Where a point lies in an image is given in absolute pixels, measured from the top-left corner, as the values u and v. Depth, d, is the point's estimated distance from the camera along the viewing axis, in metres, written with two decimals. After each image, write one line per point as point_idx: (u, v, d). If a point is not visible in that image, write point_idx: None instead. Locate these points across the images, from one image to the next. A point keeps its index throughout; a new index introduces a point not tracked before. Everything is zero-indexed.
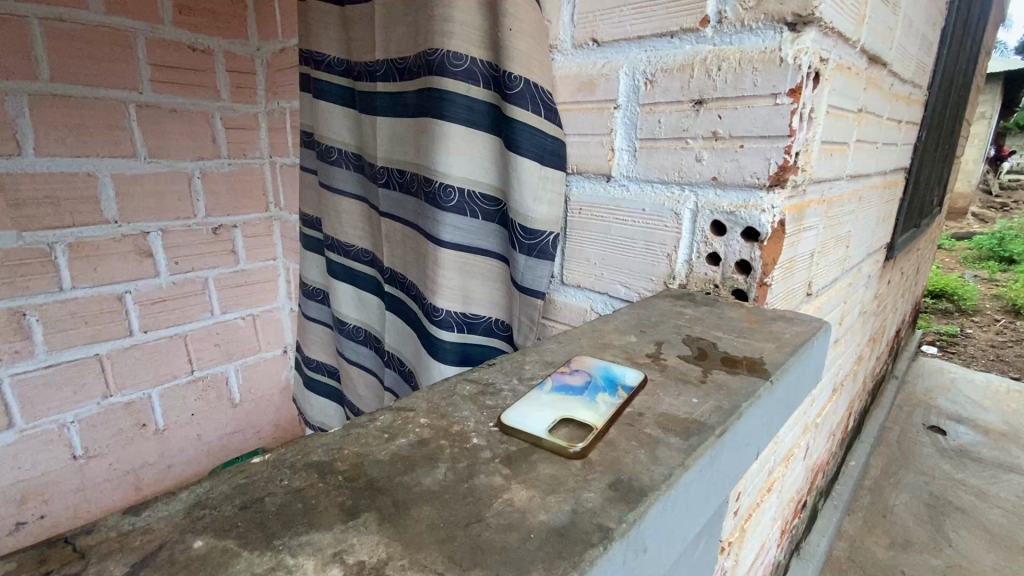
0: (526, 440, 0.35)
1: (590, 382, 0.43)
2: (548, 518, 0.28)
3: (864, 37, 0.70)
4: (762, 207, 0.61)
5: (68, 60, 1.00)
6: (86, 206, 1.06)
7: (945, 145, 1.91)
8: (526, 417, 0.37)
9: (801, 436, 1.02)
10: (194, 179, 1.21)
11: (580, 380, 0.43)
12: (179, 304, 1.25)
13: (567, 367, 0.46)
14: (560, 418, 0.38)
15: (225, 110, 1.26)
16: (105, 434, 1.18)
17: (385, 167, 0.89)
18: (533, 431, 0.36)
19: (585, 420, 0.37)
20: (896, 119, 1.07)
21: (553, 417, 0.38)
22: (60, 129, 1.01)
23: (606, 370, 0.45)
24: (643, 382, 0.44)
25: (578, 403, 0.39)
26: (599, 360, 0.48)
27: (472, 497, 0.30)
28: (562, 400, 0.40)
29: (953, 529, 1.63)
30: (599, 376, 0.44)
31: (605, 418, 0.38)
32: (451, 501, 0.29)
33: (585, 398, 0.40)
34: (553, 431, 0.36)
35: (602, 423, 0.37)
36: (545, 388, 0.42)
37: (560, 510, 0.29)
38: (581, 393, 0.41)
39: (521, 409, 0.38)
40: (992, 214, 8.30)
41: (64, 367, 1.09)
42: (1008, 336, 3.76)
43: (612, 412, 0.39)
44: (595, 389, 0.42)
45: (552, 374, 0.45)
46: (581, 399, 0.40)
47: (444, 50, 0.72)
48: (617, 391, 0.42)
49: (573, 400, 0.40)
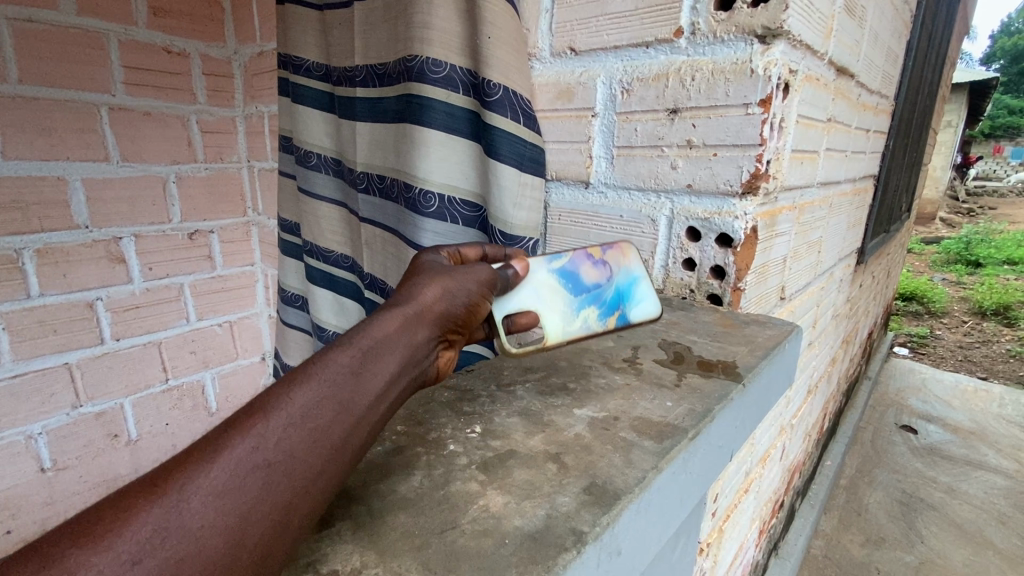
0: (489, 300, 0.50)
1: (597, 287, 0.54)
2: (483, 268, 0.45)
3: (832, 49, 0.73)
4: (735, 214, 0.63)
5: (35, 61, 0.92)
6: (56, 211, 0.98)
7: (913, 152, 1.97)
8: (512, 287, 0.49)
9: (776, 437, 1.05)
10: (170, 184, 1.14)
11: (593, 278, 0.54)
12: (153, 312, 1.16)
13: (597, 259, 0.56)
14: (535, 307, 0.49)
15: (201, 113, 1.18)
16: (76, 446, 1.10)
17: (365, 172, 0.88)
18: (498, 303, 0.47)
19: (549, 325, 0.49)
20: (865, 128, 1.10)
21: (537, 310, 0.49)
22: (28, 132, 0.93)
23: (617, 288, 0.56)
24: (645, 320, 0.57)
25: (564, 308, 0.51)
26: (637, 266, 0.59)
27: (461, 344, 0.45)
28: (556, 291, 0.51)
29: (925, 526, 1.68)
30: (612, 286, 0.55)
31: (561, 335, 0.51)
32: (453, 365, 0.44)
33: (574, 306, 0.52)
34: (519, 313, 0.48)
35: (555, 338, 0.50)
36: (559, 265, 0.52)
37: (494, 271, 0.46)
38: (576, 295, 0.52)
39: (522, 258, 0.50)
40: (959, 218, 8.58)
41: (30, 378, 1.01)
42: (976, 338, 3.88)
43: (575, 336, 0.51)
44: (591, 298, 0.53)
45: (584, 259, 0.55)
46: (569, 303, 0.51)
47: (424, 57, 0.71)
48: (609, 316, 0.54)
49: (565, 298, 0.52)
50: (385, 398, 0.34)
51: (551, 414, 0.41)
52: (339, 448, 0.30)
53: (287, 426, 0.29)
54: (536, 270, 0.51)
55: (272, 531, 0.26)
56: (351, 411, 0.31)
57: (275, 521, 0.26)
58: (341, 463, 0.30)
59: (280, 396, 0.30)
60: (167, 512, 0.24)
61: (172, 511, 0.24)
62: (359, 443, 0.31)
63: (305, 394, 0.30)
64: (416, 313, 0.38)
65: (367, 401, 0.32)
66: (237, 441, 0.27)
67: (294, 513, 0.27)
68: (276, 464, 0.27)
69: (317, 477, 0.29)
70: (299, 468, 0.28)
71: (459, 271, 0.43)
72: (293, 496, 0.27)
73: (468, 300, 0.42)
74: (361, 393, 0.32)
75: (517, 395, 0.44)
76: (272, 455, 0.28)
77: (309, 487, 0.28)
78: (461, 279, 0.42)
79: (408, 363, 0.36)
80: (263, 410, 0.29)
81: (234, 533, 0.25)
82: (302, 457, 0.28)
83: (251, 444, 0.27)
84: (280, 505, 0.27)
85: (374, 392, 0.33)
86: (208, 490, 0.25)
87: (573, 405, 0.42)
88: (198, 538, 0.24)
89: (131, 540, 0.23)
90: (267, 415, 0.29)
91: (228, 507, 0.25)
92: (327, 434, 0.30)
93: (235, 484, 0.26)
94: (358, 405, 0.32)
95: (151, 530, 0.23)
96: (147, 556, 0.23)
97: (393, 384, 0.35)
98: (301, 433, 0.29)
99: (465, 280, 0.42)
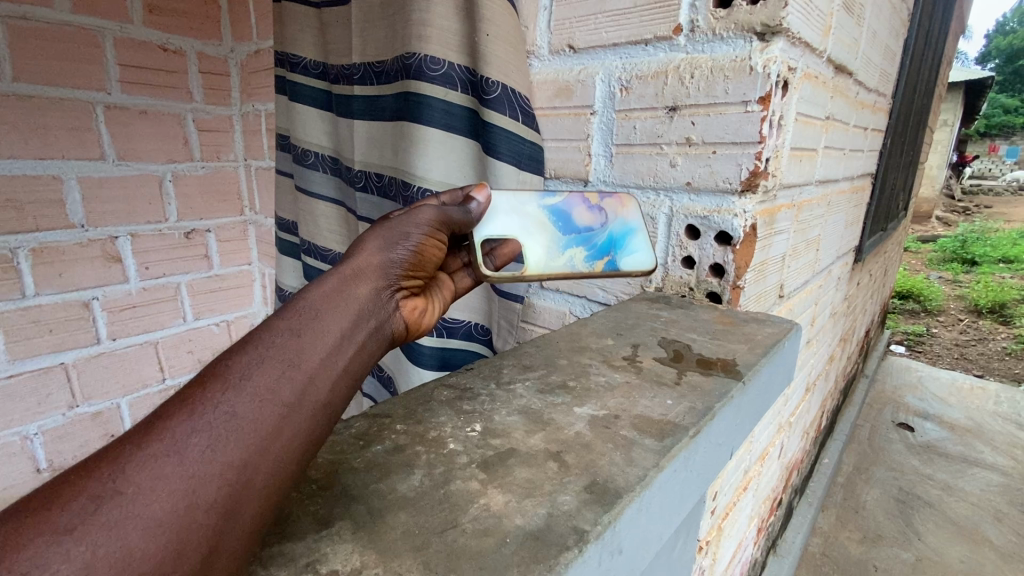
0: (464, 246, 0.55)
1: (588, 230, 0.57)
2: (427, 212, 0.46)
3: (830, 47, 0.73)
4: (735, 211, 0.63)
5: (29, 59, 0.90)
6: (52, 210, 0.96)
7: (910, 150, 1.97)
8: (500, 216, 0.53)
9: (775, 435, 1.05)
10: (165, 183, 1.10)
11: (587, 222, 0.58)
12: (149, 311, 1.13)
13: (592, 204, 0.59)
14: (520, 237, 0.54)
15: (198, 112, 1.14)
16: (72, 447, 1.08)
17: (362, 171, 0.87)
18: (481, 230, 0.52)
19: (532, 255, 0.53)
20: (863, 126, 1.11)
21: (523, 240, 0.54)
22: (23, 131, 0.91)
23: (609, 234, 0.59)
24: (637, 272, 0.59)
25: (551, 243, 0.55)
26: (635, 219, 0.61)
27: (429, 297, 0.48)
28: (545, 226, 0.55)
29: (921, 523, 1.69)
30: (606, 232, 0.59)
31: (547, 266, 0.54)
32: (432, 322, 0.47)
33: (562, 242, 0.55)
34: (502, 241, 0.53)
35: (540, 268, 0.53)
36: (552, 203, 0.57)
37: (441, 213, 0.47)
38: (565, 234, 0.56)
39: (484, 184, 0.52)
40: (955, 217, 8.61)
41: (26, 377, 0.98)
42: (971, 336, 3.90)
43: (557, 271, 0.54)
44: (580, 240, 0.57)
45: (578, 202, 0.58)
46: (556, 240, 0.55)
47: (422, 54, 0.71)
48: (597, 259, 0.57)
49: (554, 234, 0.56)
50: (342, 352, 0.34)
51: (552, 412, 0.41)
52: (293, 405, 0.30)
53: (231, 390, 0.29)
54: (527, 204, 0.55)
55: (226, 492, 0.26)
56: (301, 365, 0.31)
57: (229, 479, 0.26)
58: (297, 421, 0.30)
59: (224, 364, 0.30)
60: (108, 480, 0.24)
61: (113, 479, 0.24)
62: (316, 399, 0.31)
63: (249, 357, 0.31)
64: (359, 267, 0.39)
65: (317, 357, 0.32)
66: (179, 410, 0.27)
67: (250, 473, 0.27)
68: (225, 425, 0.28)
69: (272, 436, 0.29)
70: (250, 428, 0.28)
71: (399, 221, 0.44)
72: (248, 454, 0.27)
73: (415, 246, 0.44)
74: (309, 349, 0.32)
75: (517, 394, 0.44)
76: (217, 417, 0.28)
77: (264, 445, 0.28)
78: (402, 228, 0.44)
79: (359, 316, 0.37)
80: (210, 378, 0.29)
81: (183, 495, 0.25)
82: (253, 417, 0.28)
83: (193, 411, 0.27)
84: (235, 464, 0.27)
85: (326, 347, 0.33)
86: (150, 456, 0.25)
87: (573, 403, 0.42)
88: (141, 502, 0.24)
89: (70, 509, 0.23)
90: (211, 382, 0.29)
91: (173, 469, 0.25)
92: (277, 392, 0.30)
93: (178, 447, 0.26)
94: (308, 360, 0.32)
95: (87, 498, 0.24)
96: (88, 523, 0.23)
97: (349, 338, 0.35)
98: (248, 393, 0.29)
99: (407, 228, 0.44)
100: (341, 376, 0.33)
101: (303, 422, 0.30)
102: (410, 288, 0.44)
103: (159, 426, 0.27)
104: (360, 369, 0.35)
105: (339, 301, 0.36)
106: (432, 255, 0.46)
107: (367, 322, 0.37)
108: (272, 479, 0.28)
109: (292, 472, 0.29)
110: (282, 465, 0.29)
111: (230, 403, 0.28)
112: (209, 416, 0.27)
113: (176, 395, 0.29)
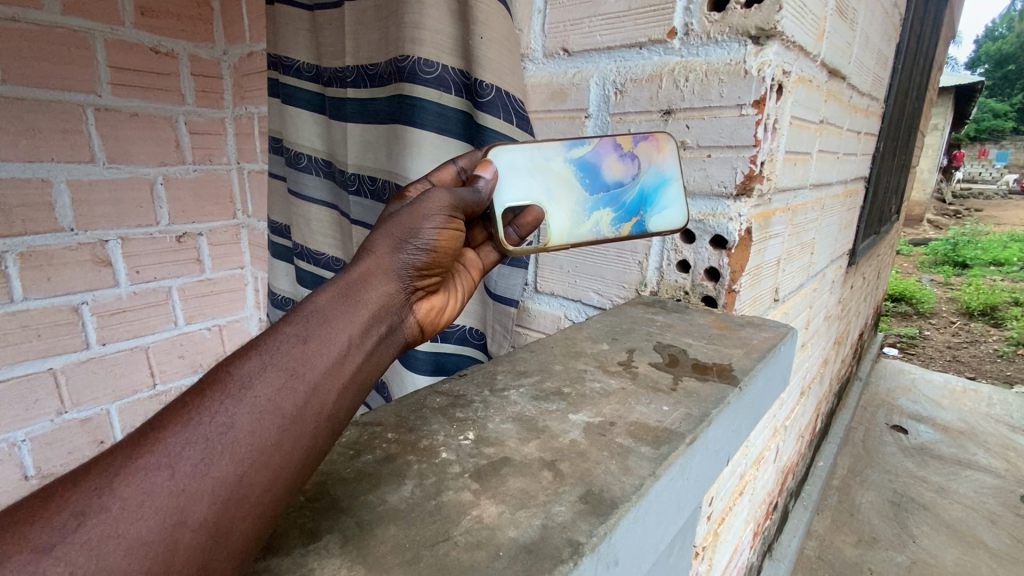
0: (487, 215, 0.51)
1: (617, 185, 0.55)
2: (441, 196, 0.42)
3: (824, 51, 0.73)
4: (729, 215, 0.64)
5: (16, 61, 0.86)
6: (40, 213, 0.92)
7: (903, 153, 1.99)
8: (524, 178, 0.51)
9: (771, 439, 1.05)
10: (157, 185, 1.07)
11: (617, 175, 0.55)
12: (141, 315, 1.10)
13: (630, 144, 0.56)
14: (546, 203, 0.52)
15: (190, 115, 1.12)
16: (60, 453, 1.04)
17: (356, 174, 0.86)
18: (500, 201, 0.49)
19: (557, 224, 0.53)
20: (857, 129, 1.11)
21: (551, 209, 0.53)
22: (10, 133, 0.87)
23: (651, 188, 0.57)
24: (665, 228, 0.59)
25: (578, 210, 0.54)
26: (670, 167, 0.58)
27: (450, 288, 0.45)
28: (572, 184, 0.54)
29: (916, 525, 1.69)
30: (636, 186, 0.56)
31: (576, 238, 0.54)
32: (452, 314, 0.45)
33: (590, 208, 0.54)
34: (526, 209, 0.51)
35: (566, 241, 0.53)
36: (581, 154, 0.54)
37: (455, 195, 0.43)
38: (593, 193, 0.55)
39: (488, 161, 0.48)
40: (945, 220, 8.68)
41: (13, 384, 0.95)
42: (963, 338, 3.93)
43: (582, 237, 0.54)
44: (608, 198, 0.55)
45: (614, 146, 0.55)
46: (584, 202, 0.54)
47: (415, 57, 0.70)
48: (624, 221, 0.56)
49: (580, 194, 0.54)
50: (348, 362, 0.33)
51: (546, 419, 0.40)
52: (293, 418, 0.29)
53: (229, 400, 0.28)
54: (557, 166, 0.53)
55: (217, 510, 0.25)
56: (304, 375, 0.30)
57: (220, 496, 0.26)
58: (297, 434, 0.29)
59: (225, 371, 0.29)
60: (94, 495, 0.24)
61: (100, 494, 0.24)
62: (317, 412, 0.30)
63: (250, 364, 0.30)
64: (368, 270, 0.37)
65: (322, 365, 0.31)
66: (174, 420, 0.27)
67: (244, 489, 0.26)
68: (220, 439, 0.27)
69: (269, 450, 0.28)
70: (245, 442, 0.27)
71: (410, 211, 0.40)
72: (243, 469, 0.27)
73: (430, 241, 0.40)
74: (314, 358, 0.31)
75: (511, 400, 0.43)
76: (213, 429, 0.27)
77: (260, 459, 0.27)
78: (415, 220, 0.39)
79: (369, 320, 0.35)
80: (209, 387, 0.28)
81: (171, 513, 0.24)
82: (249, 430, 0.27)
83: (188, 422, 0.27)
84: (228, 480, 0.26)
85: (330, 356, 0.32)
86: (140, 470, 0.25)
87: (568, 410, 0.41)
88: (127, 519, 0.23)
89: (51, 525, 0.23)
90: (209, 392, 0.28)
91: (162, 485, 0.25)
92: (278, 404, 0.29)
93: (169, 461, 0.25)
94: (312, 369, 0.31)
95: (72, 513, 0.23)
96: (68, 541, 0.22)
97: (357, 344, 0.34)
98: (245, 406, 0.28)
99: (419, 219, 0.39)
100: (346, 388, 0.32)
101: (303, 436, 0.29)
102: (426, 287, 0.41)
103: (154, 436, 0.26)
104: (367, 380, 0.34)
105: (344, 308, 0.34)
106: (452, 246, 0.42)
107: (378, 326, 0.36)
108: (267, 495, 0.27)
109: (289, 487, 0.28)
110: (279, 481, 0.28)
111: (226, 416, 0.27)
112: (204, 428, 0.27)
113: (172, 405, 0.28)
